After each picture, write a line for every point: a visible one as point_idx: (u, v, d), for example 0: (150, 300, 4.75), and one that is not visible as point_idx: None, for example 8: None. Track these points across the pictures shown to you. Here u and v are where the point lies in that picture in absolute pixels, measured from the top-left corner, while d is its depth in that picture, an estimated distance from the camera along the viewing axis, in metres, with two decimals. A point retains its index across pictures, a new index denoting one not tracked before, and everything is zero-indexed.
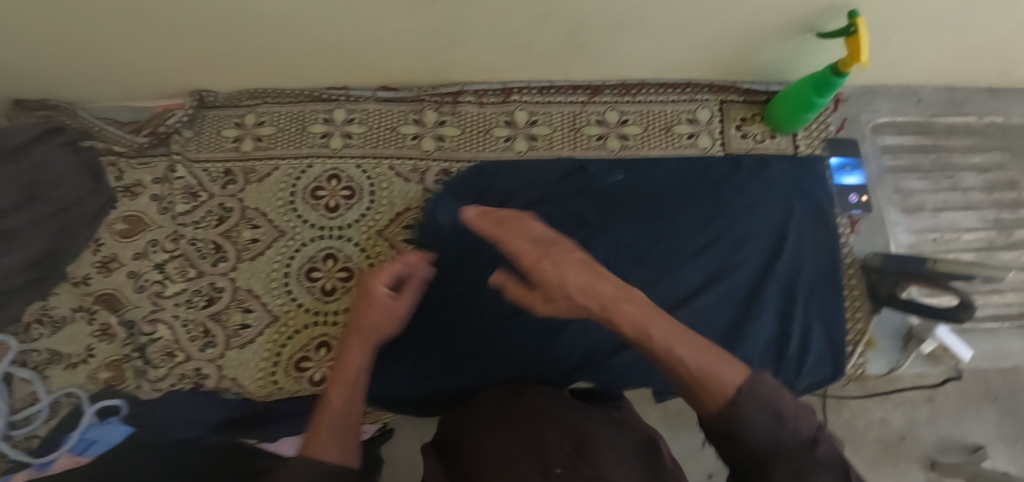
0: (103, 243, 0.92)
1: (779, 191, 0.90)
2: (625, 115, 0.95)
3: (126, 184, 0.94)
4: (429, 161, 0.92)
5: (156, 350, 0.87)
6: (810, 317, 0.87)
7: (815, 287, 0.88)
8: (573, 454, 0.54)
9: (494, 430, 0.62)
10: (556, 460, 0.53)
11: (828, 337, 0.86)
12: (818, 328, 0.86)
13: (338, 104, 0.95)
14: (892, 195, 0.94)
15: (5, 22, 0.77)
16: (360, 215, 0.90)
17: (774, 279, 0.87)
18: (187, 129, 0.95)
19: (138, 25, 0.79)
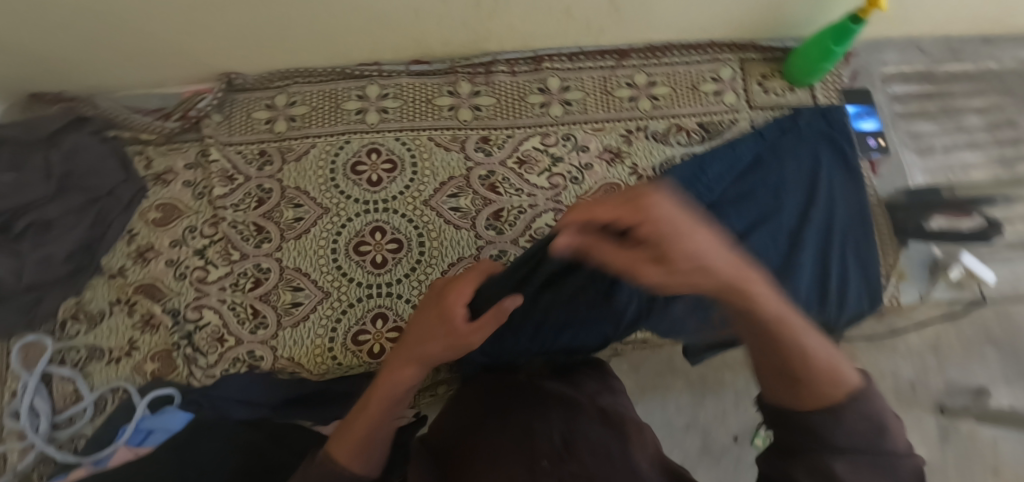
0: (137, 233, 0.90)
1: (810, 141, 0.91)
2: (653, 77, 0.98)
3: (156, 172, 0.92)
4: (467, 130, 0.94)
5: (204, 336, 0.84)
6: (846, 256, 0.87)
7: (849, 229, 0.88)
8: (561, 446, 0.54)
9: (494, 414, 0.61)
10: (542, 451, 0.53)
11: (864, 278, 0.86)
12: (853, 269, 0.86)
13: (371, 80, 0.96)
14: (904, 139, 1.01)
15: (38, 2, 0.75)
16: (404, 186, 0.91)
17: (811, 224, 0.86)
18: (217, 113, 0.94)
19: (173, 1, 0.78)
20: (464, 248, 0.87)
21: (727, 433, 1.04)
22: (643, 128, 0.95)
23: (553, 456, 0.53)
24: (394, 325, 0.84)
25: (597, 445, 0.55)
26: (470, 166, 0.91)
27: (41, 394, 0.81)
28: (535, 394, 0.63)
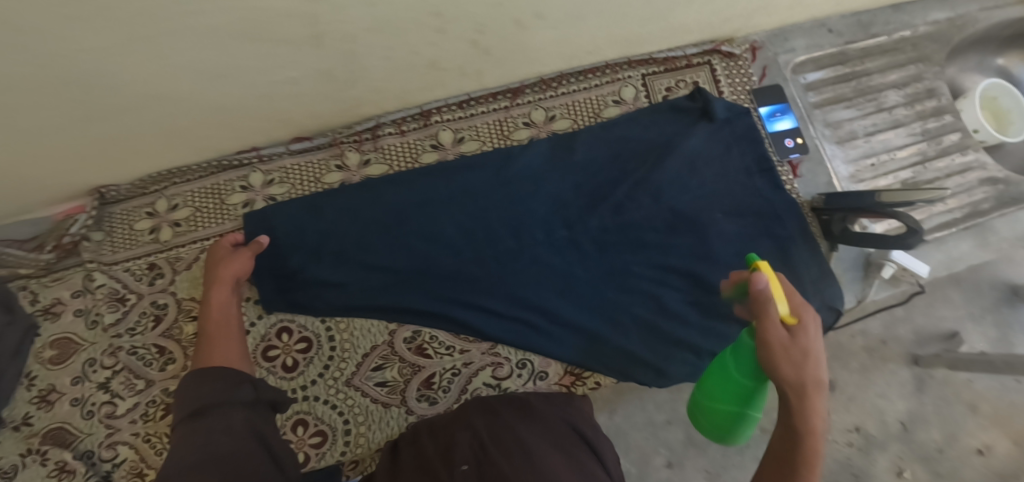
0: (35, 376, 0.85)
1: (679, 219, 0.88)
2: (551, 111, 0.93)
3: (43, 306, 0.87)
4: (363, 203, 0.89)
5: (123, 474, 0.81)
6: (653, 259, 0.87)
7: (699, 238, 0.88)
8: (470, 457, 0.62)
9: (430, 440, 0.68)
10: (460, 458, 0.62)
11: (663, 266, 0.86)
12: (656, 257, 0.87)
13: (252, 168, 0.89)
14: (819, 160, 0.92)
15: None
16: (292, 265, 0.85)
17: (645, 261, 0.86)
18: (96, 232, 0.88)
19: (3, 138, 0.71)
20: (376, 335, 0.83)
21: None
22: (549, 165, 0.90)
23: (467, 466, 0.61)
24: (315, 429, 0.80)
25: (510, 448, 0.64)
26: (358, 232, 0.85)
27: None
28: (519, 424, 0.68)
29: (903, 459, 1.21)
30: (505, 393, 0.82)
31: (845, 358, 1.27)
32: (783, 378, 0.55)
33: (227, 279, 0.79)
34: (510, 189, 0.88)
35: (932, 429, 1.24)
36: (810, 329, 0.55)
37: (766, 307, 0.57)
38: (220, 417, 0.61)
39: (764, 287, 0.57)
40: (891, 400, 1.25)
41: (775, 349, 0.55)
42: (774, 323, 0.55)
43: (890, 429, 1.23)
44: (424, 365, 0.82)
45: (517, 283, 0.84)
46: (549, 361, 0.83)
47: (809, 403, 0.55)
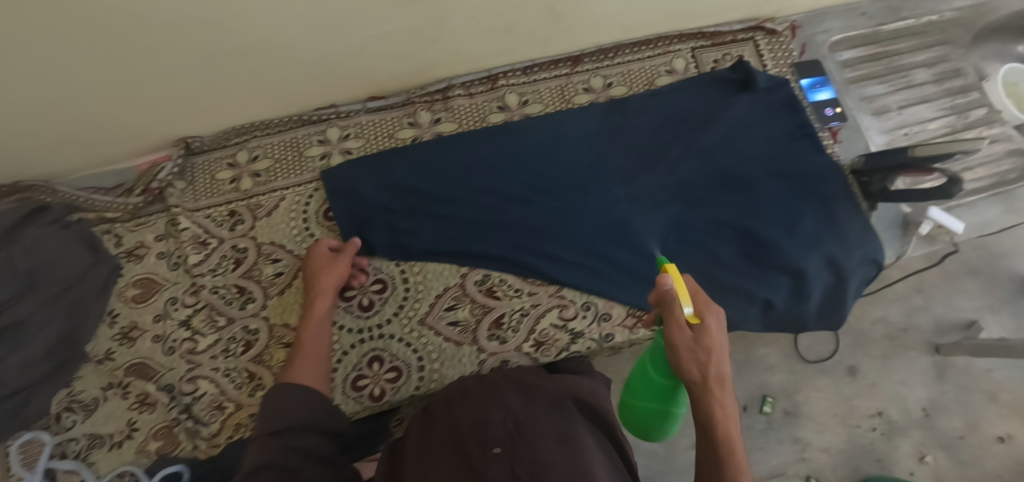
0: (118, 314, 0.89)
1: (730, 177, 0.93)
2: (609, 78, 0.99)
3: (126, 249, 0.92)
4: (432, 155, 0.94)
5: (203, 407, 0.84)
6: (707, 216, 0.91)
7: (751, 194, 0.92)
8: (512, 433, 0.56)
9: (461, 411, 0.62)
10: (495, 438, 0.55)
11: (717, 219, 0.91)
12: (710, 211, 0.91)
13: (329, 123, 0.95)
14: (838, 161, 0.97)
15: None
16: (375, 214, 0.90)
17: (699, 215, 0.91)
18: (179, 180, 0.93)
19: (118, 76, 0.77)
20: (448, 277, 0.88)
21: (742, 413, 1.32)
22: (607, 125, 0.95)
23: (505, 442, 0.55)
24: (391, 365, 0.84)
25: (547, 426, 0.58)
26: (429, 184, 0.90)
27: None
28: (549, 410, 0.62)
29: (925, 445, 1.29)
30: (571, 334, 0.86)
31: (867, 345, 1.36)
32: (691, 377, 0.61)
33: (328, 288, 0.81)
34: (572, 147, 0.94)
35: (952, 417, 1.32)
36: (713, 328, 0.62)
37: (673, 310, 0.63)
38: (295, 438, 0.61)
39: (671, 290, 0.63)
40: (912, 388, 1.33)
41: (682, 351, 0.62)
42: (678, 326, 0.62)
43: (912, 416, 1.32)
44: (494, 306, 0.86)
45: (582, 233, 0.89)
46: (612, 304, 0.88)
47: (725, 400, 0.61)
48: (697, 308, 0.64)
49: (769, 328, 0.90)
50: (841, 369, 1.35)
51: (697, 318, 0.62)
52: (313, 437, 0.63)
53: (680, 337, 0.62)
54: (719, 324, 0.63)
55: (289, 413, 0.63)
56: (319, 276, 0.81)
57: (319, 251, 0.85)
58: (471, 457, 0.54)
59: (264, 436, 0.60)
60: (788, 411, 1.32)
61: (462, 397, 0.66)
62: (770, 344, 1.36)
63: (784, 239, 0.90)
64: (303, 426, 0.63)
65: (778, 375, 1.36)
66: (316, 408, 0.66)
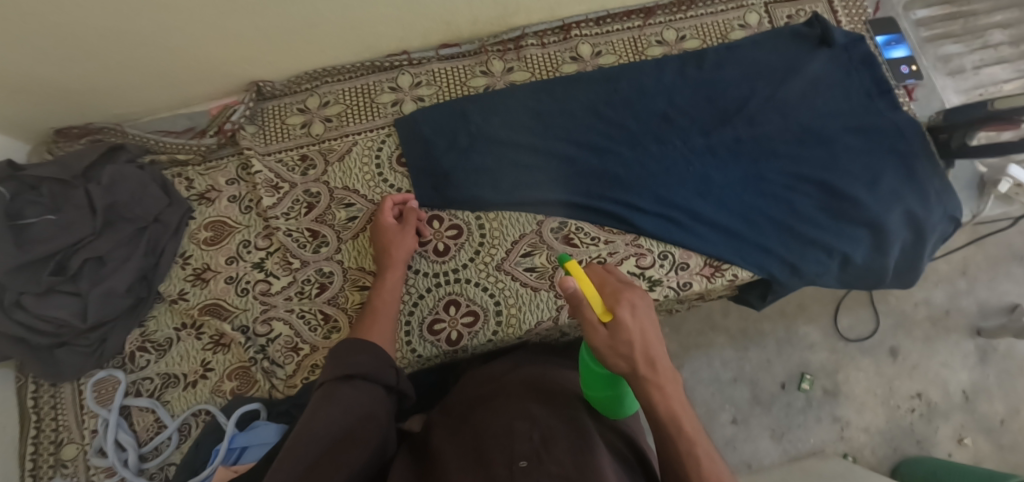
0: (190, 255, 0.89)
1: (804, 128, 0.93)
2: (681, 31, 0.99)
3: (198, 192, 0.91)
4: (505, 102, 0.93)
5: (278, 348, 0.84)
6: (781, 167, 0.91)
7: (825, 148, 0.92)
8: (539, 446, 0.53)
9: (479, 416, 0.64)
10: (521, 451, 0.52)
11: (794, 171, 0.91)
12: (785, 163, 0.91)
13: (401, 70, 0.95)
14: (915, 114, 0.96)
15: (73, 40, 0.74)
16: (452, 160, 0.90)
17: (774, 168, 0.91)
18: (251, 123, 0.92)
19: (214, 11, 0.76)
20: (525, 224, 0.87)
21: (777, 386, 1.46)
22: (682, 76, 0.95)
23: (532, 456, 0.52)
24: (467, 309, 0.84)
25: (572, 438, 0.55)
26: (505, 131, 0.91)
27: (123, 429, 0.82)
28: (572, 423, 0.60)
29: (963, 430, 1.43)
30: (650, 282, 0.85)
31: (910, 327, 1.50)
32: (622, 372, 0.54)
33: (397, 260, 0.80)
34: (645, 98, 0.94)
35: (996, 402, 1.46)
36: (628, 320, 0.53)
37: (583, 311, 0.55)
38: (360, 390, 0.63)
39: (575, 292, 0.55)
40: (953, 371, 1.47)
41: (603, 351, 0.54)
42: (591, 326, 0.54)
43: (954, 399, 1.45)
44: (571, 254, 0.86)
45: (659, 183, 0.88)
46: (689, 254, 0.87)
47: (664, 384, 0.54)
48: (607, 301, 0.55)
49: (845, 284, 0.91)
50: (882, 350, 1.49)
51: (609, 313, 0.54)
52: (381, 392, 0.65)
53: (596, 337, 0.54)
54: (635, 311, 0.55)
55: (366, 367, 0.65)
56: (391, 244, 0.81)
57: (386, 216, 0.83)
58: (497, 468, 0.51)
59: (334, 381, 0.62)
60: (827, 390, 1.46)
61: (484, 397, 0.69)
62: (813, 322, 1.51)
63: (863, 193, 0.90)
64: (373, 378, 0.65)
65: (816, 353, 1.48)
66: (389, 365, 0.68)
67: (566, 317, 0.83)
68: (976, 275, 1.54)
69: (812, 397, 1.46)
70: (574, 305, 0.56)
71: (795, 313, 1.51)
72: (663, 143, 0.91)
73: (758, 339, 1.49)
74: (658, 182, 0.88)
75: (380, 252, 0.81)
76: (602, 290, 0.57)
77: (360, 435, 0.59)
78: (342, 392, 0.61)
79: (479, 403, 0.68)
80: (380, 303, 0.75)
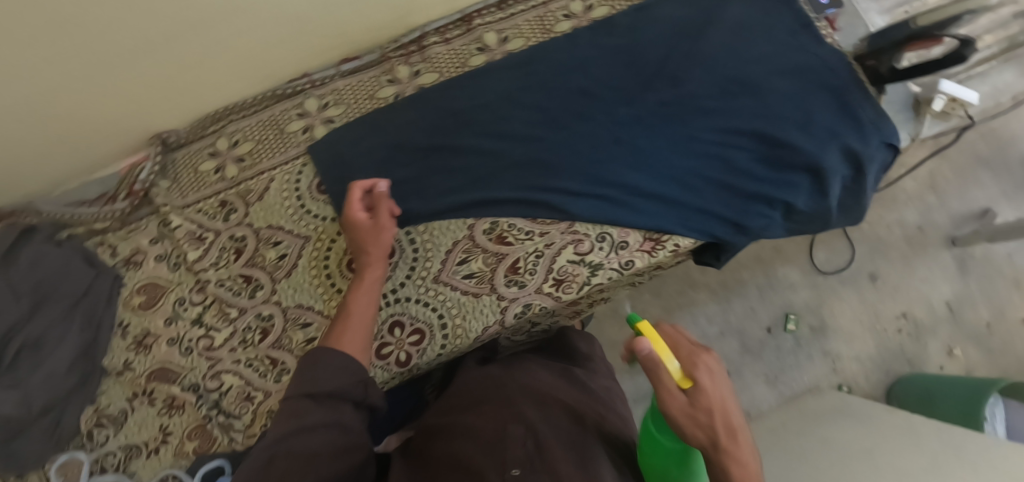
0: (128, 324, 0.87)
1: (729, 77, 0.89)
2: (588, 1, 0.96)
3: (124, 257, 0.89)
4: (411, 103, 0.89)
5: (232, 399, 0.83)
6: (712, 122, 0.87)
7: (755, 94, 0.88)
8: (530, 454, 0.61)
9: (474, 421, 0.69)
10: (514, 460, 0.60)
11: (726, 124, 0.87)
12: (715, 117, 0.87)
13: (305, 94, 0.91)
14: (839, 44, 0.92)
15: None
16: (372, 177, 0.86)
17: (704, 125, 0.87)
18: (162, 178, 0.89)
19: (86, 65, 0.74)
20: (456, 231, 0.85)
21: (764, 331, 1.45)
22: (596, 45, 0.92)
23: (522, 464, 0.60)
24: (412, 327, 0.82)
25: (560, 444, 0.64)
26: (422, 138, 0.87)
27: None
28: (561, 427, 0.68)
29: (953, 341, 1.43)
30: (591, 267, 0.83)
31: (887, 249, 1.49)
32: (698, 442, 0.53)
33: (377, 258, 0.78)
34: (561, 76, 0.90)
35: (981, 309, 1.46)
36: (708, 385, 0.53)
37: (661, 377, 0.55)
38: (328, 408, 0.60)
39: (652, 354, 0.55)
40: (935, 285, 1.47)
41: (680, 419, 0.53)
42: (670, 390, 0.54)
43: (938, 313, 1.45)
44: (507, 253, 0.84)
45: (586, 163, 0.85)
46: (627, 231, 0.84)
47: (741, 457, 0.52)
48: (685, 367, 0.55)
49: (791, 232, 0.90)
50: (862, 276, 1.48)
51: (688, 378, 0.54)
52: (347, 408, 0.62)
53: (671, 401, 0.54)
54: (717, 381, 0.55)
55: (331, 382, 0.62)
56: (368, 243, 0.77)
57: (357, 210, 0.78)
58: (491, 475, 0.59)
59: (298, 398, 0.60)
60: (813, 327, 1.46)
61: (480, 401, 0.74)
62: (790, 263, 1.49)
63: (798, 135, 0.86)
64: (338, 396, 0.62)
65: (799, 292, 1.47)
66: (354, 379, 0.64)
67: (511, 318, 0.82)
68: (943, 184, 1.52)
69: (798, 335, 1.45)
70: (652, 371, 0.56)
71: (771, 257, 1.49)
72: (584, 118, 0.88)
73: (739, 290, 1.47)
74: (585, 163, 0.85)
75: (358, 249, 0.78)
76: (678, 357, 0.57)
77: (319, 451, 0.57)
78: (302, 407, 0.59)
79: (472, 406, 0.74)
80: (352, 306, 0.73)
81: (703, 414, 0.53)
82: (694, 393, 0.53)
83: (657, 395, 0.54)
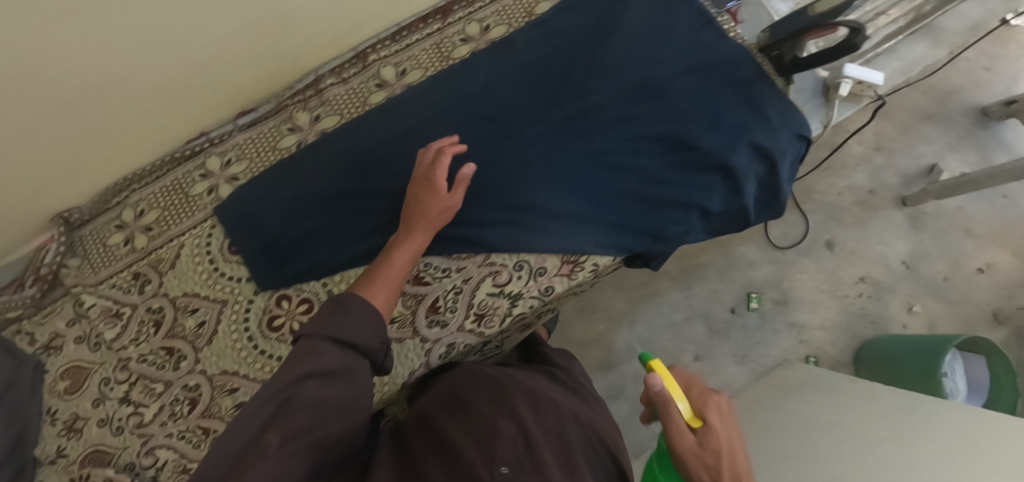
0: (56, 410, 0.85)
1: (633, 82, 0.86)
2: (484, 21, 0.94)
3: (43, 343, 0.87)
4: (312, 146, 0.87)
5: (169, 474, 0.81)
6: (621, 132, 0.85)
7: (660, 97, 0.86)
8: (521, 453, 0.57)
9: (464, 417, 0.65)
10: (502, 458, 0.56)
11: (635, 131, 0.85)
12: (622, 126, 0.85)
13: (205, 153, 0.89)
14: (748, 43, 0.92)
15: None
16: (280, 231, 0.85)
17: (613, 136, 0.85)
18: (71, 257, 0.87)
19: None
20: None
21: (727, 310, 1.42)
22: (496, 67, 0.90)
23: (512, 463, 0.56)
24: None
25: (552, 443, 0.60)
26: (327, 183, 0.85)
27: None
28: (550, 424, 0.64)
29: (912, 297, 1.41)
30: (511, 297, 0.82)
31: (840, 216, 1.47)
32: None
33: (428, 224, 0.76)
34: (463, 101, 0.88)
35: (937, 262, 1.43)
36: (719, 426, 0.51)
37: (670, 414, 0.52)
38: (351, 367, 0.57)
39: (662, 389, 0.52)
40: (891, 244, 1.44)
41: (689, 459, 0.49)
42: (681, 427, 0.50)
43: (896, 272, 1.43)
44: (426, 293, 0.83)
45: (497, 191, 0.84)
46: (545, 256, 0.84)
47: None
48: (696, 407, 0.53)
49: (713, 234, 0.89)
50: (819, 246, 1.45)
51: (699, 418, 0.52)
52: (364, 370, 0.58)
53: (681, 438, 0.50)
54: (728, 424, 0.52)
55: (355, 335, 0.58)
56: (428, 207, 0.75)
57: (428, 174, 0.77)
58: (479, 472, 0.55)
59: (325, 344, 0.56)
60: (776, 300, 1.43)
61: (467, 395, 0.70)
62: (747, 241, 1.46)
63: (705, 135, 0.85)
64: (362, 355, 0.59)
65: (758, 268, 1.44)
66: (382, 340, 0.60)
67: (437, 359, 0.81)
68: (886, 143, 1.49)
69: (762, 312, 1.42)
70: (661, 409, 0.53)
71: (727, 237, 1.46)
72: (490, 143, 0.86)
73: (699, 274, 1.44)
74: (495, 192, 0.83)
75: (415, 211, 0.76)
76: (689, 397, 0.55)
77: (332, 403, 0.55)
78: (325, 351, 0.56)
79: (462, 401, 0.70)
80: (393, 265, 0.70)
81: (714, 453, 0.49)
82: (706, 431, 0.50)
83: (666, 431, 0.51)
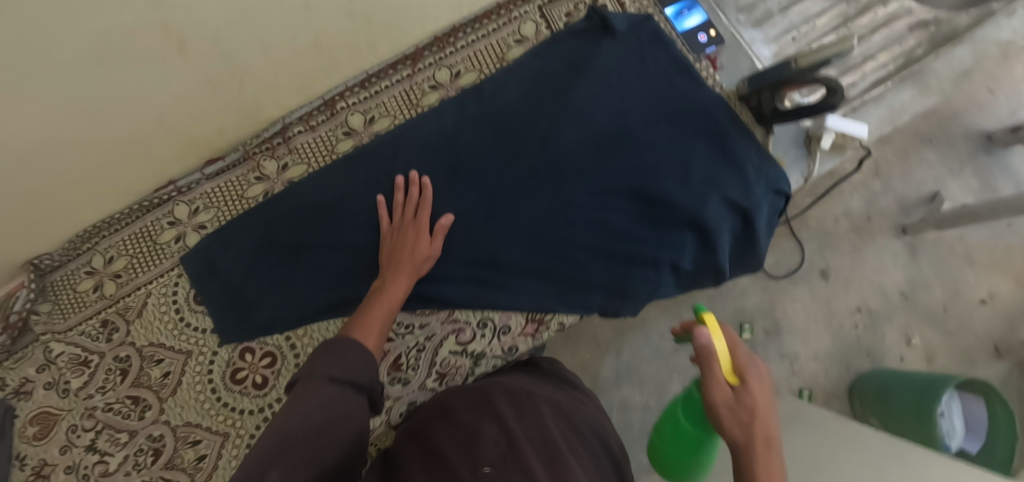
0: (26, 454, 0.84)
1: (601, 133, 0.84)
2: (454, 67, 0.94)
3: (13, 387, 0.86)
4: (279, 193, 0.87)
5: None
6: (588, 184, 0.82)
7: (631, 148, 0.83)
8: (503, 450, 0.54)
9: (456, 423, 0.62)
10: (486, 457, 0.54)
11: (604, 182, 0.82)
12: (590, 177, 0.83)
13: (173, 202, 0.88)
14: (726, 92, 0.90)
15: None
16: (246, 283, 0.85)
17: (581, 188, 0.83)
18: (42, 303, 0.87)
19: None
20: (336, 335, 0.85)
21: None
22: (464, 114, 0.89)
23: (496, 461, 0.53)
24: None
25: (541, 438, 0.57)
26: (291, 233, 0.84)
27: None
28: (537, 423, 0.61)
29: (910, 329, 1.29)
30: (473, 357, 0.84)
31: (835, 243, 1.35)
32: (736, 438, 0.52)
33: (410, 266, 0.77)
34: (427, 148, 0.86)
35: (934, 290, 1.32)
36: (756, 388, 0.54)
37: (711, 365, 0.55)
38: (344, 397, 0.56)
39: (707, 343, 0.56)
40: (888, 273, 1.33)
41: (722, 410, 0.53)
42: (719, 380, 0.54)
43: (893, 301, 1.31)
44: (390, 350, 0.84)
45: (460, 246, 0.82)
46: (508, 315, 0.84)
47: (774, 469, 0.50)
48: (738, 362, 0.56)
49: (683, 290, 0.87)
50: (814, 274, 1.33)
51: (737, 374, 0.55)
52: (357, 400, 0.57)
53: (715, 392, 0.54)
54: (764, 383, 0.55)
55: (353, 373, 0.58)
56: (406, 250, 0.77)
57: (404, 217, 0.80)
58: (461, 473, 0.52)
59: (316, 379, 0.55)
60: (768, 329, 1.32)
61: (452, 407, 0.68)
62: None
63: (675, 190, 0.81)
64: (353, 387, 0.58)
65: (749, 296, 1.33)
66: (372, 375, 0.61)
67: (397, 417, 0.82)
68: (881, 161, 1.38)
69: (755, 340, 1.30)
70: (703, 359, 0.56)
71: None
72: (453, 195, 0.84)
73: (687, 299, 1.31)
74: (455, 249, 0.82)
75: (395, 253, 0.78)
76: (730, 349, 0.58)
77: (335, 431, 0.51)
78: (320, 389, 0.54)
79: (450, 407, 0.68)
80: (380, 308, 0.72)
81: (745, 414, 0.53)
82: (743, 387, 0.54)
83: (705, 383, 0.55)
